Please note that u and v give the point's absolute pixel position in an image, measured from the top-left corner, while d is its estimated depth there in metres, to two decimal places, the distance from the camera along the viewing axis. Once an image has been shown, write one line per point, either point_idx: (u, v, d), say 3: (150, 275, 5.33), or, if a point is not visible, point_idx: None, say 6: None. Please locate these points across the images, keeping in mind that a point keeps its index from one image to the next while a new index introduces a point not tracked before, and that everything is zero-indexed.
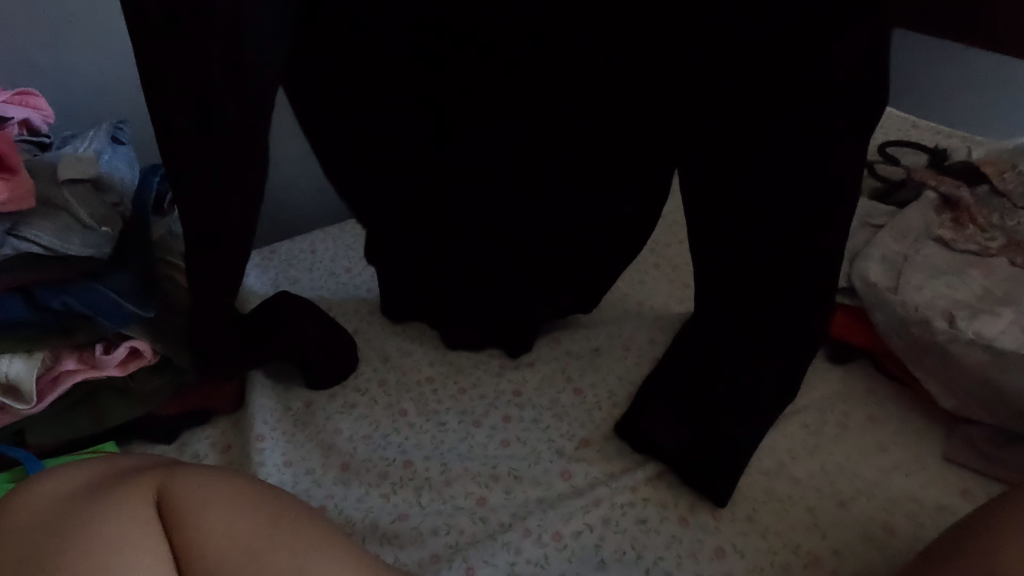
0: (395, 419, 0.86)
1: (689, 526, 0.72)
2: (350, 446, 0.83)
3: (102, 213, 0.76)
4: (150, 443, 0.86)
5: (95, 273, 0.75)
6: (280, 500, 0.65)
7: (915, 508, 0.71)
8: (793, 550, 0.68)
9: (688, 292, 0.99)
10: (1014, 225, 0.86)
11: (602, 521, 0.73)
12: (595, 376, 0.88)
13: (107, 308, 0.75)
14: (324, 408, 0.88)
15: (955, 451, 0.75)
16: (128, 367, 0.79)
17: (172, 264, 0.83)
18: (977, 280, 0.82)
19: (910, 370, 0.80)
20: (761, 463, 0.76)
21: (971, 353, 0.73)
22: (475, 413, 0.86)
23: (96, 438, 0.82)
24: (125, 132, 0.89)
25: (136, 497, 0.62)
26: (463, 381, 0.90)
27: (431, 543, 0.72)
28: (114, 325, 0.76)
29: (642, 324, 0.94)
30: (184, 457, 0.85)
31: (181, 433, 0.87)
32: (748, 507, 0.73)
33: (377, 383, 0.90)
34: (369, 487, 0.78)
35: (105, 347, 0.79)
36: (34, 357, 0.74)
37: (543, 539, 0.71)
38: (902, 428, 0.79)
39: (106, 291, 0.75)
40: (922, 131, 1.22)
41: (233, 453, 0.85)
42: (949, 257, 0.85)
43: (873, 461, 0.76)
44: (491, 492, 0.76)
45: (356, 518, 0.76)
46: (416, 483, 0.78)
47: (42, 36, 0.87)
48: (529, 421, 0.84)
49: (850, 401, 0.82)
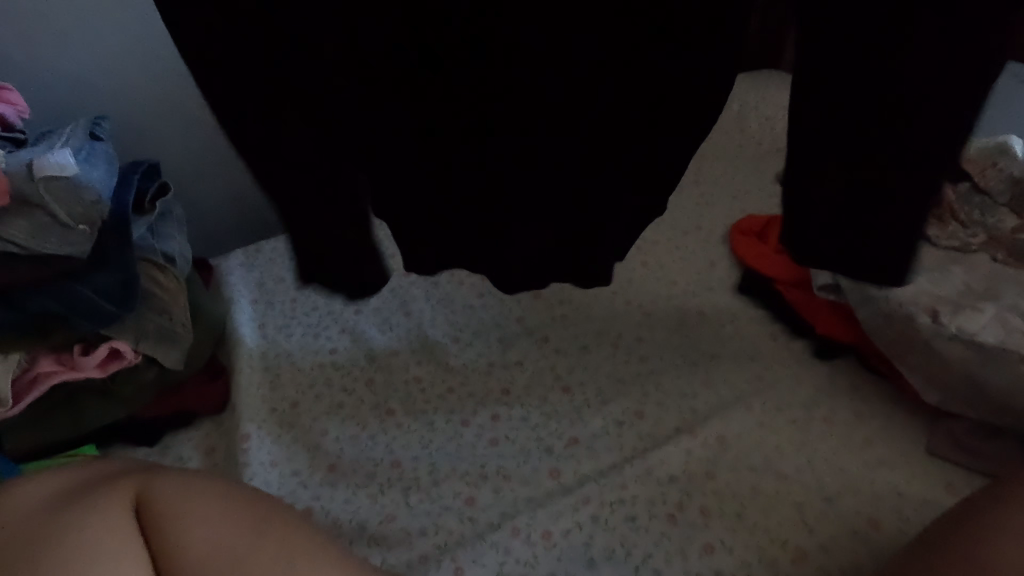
0: (383, 420, 0.85)
1: (678, 523, 0.72)
2: (337, 447, 0.82)
3: (82, 212, 0.73)
4: (130, 447, 0.84)
5: (73, 274, 0.73)
6: (263, 501, 0.64)
7: (900, 502, 0.72)
8: (781, 545, 0.69)
9: (675, 288, 0.98)
10: (995, 222, 0.87)
11: (591, 519, 0.72)
12: (583, 374, 0.88)
13: (86, 308, 0.74)
14: (310, 409, 0.87)
15: (938, 444, 0.76)
16: (108, 368, 0.78)
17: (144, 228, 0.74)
18: (959, 275, 0.83)
19: (895, 367, 0.80)
20: (750, 459, 0.76)
21: (954, 349, 0.74)
22: (463, 412, 0.85)
23: (77, 441, 0.80)
24: (103, 128, 0.88)
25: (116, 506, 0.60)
26: (451, 381, 0.89)
27: (419, 544, 0.72)
28: (95, 327, 0.75)
29: (631, 323, 0.94)
30: (167, 460, 0.83)
31: (163, 435, 0.85)
32: (737, 503, 0.73)
33: (363, 382, 0.89)
34: (357, 488, 0.77)
35: (83, 349, 0.77)
36: (9, 359, 0.73)
37: (532, 538, 0.71)
38: (887, 421, 0.79)
39: (88, 293, 0.74)
40: None
41: (217, 455, 0.84)
42: (934, 255, 0.88)
43: (860, 456, 0.76)
44: (479, 492, 0.76)
45: (343, 520, 0.75)
46: (404, 484, 0.77)
47: (16, 30, 0.85)
48: (518, 419, 0.83)
49: (837, 396, 0.82)
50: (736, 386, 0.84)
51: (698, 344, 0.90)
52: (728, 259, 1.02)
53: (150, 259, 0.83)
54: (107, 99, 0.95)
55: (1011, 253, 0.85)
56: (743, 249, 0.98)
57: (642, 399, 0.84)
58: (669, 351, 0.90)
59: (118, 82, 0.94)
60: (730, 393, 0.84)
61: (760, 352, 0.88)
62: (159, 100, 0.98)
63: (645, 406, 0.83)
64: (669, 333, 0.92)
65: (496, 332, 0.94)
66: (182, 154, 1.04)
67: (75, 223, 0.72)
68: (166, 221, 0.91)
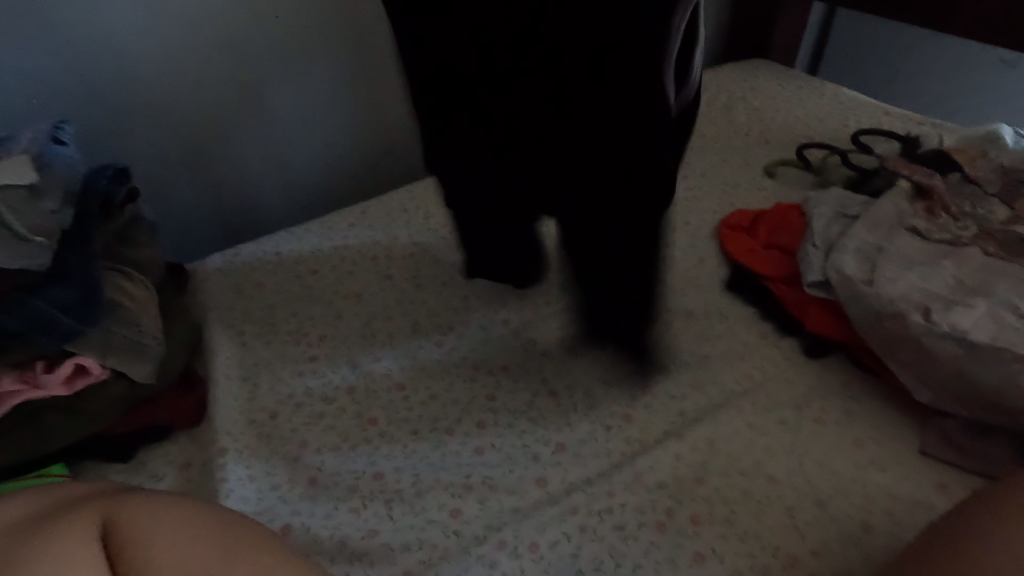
0: (365, 429, 0.83)
1: (668, 531, 0.70)
2: (317, 459, 0.80)
3: (37, 223, 0.72)
4: (103, 464, 0.81)
5: (33, 288, 0.70)
6: (236, 527, 0.62)
7: (893, 504, 0.70)
8: (773, 552, 0.67)
9: (662, 285, 0.97)
10: (985, 213, 0.89)
11: (579, 529, 0.70)
12: (570, 377, 0.86)
13: (46, 325, 0.70)
14: (289, 419, 0.84)
15: (931, 444, 0.74)
16: (74, 385, 0.74)
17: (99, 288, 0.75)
18: (950, 270, 0.82)
19: (887, 365, 0.79)
20: (739, 463, 0.75)
21: (946, 347, 0.72)
22: (447, 421, 0.83)
23: (46, 461, 0.77)
24: (66, 132, 0.85)
25: (60, 543, 0.56)
26: (434, 386, 0.87)
27: (402, 559, 0.69)
28: (55, 344, 0.71)
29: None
30: (140, 478, 0.80)
31: (137, 451, 0.82)
32: (727, 509, 0.71)
33: (345, 390, 0.87)
34: (338, 503, 0.75)
35: (47, 366, 0.74)
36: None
37: (519, 551, 0.69)
38: (882, 421, 0.78)
39: (47, 308, 0.70)
40: (893, 118, 1.29)
41: (192, 471, 0.80)
42: (923, 247, 0.86)
43: (853, 458, 0.74)
44: (464, 504, 0.74)
45: (324, 536, 0.72)
46: (387, 496, 0.75)
47: None
48: (503, 426, 0.81)
49: (829, 396, 0.81)
50: (726, 387, 0.83)
51: (687, 342, 0.89)
52: (716, 255, 1.01)
53: (116, 268, 0.82)
54: (80, 101, 0.94)
55: (1002, 246, 0.84)
56: (730, 245, 0.99)
57: (630, 403, 0.82)
58: (658, 351, 0.88)
59: (89, 83, 0.93)
60: (719, 394, 0.82)
61: (750, 352, 0.87)
62: (139, 100, 0.98)
63: (633, 410, 0.82)
64: (657, 332, 0.90)
65: (480, 335, 0.92)
66: (163, 157, 1.04)
67: (35, 237, 0.70)
68: (134, 228, 0.87)
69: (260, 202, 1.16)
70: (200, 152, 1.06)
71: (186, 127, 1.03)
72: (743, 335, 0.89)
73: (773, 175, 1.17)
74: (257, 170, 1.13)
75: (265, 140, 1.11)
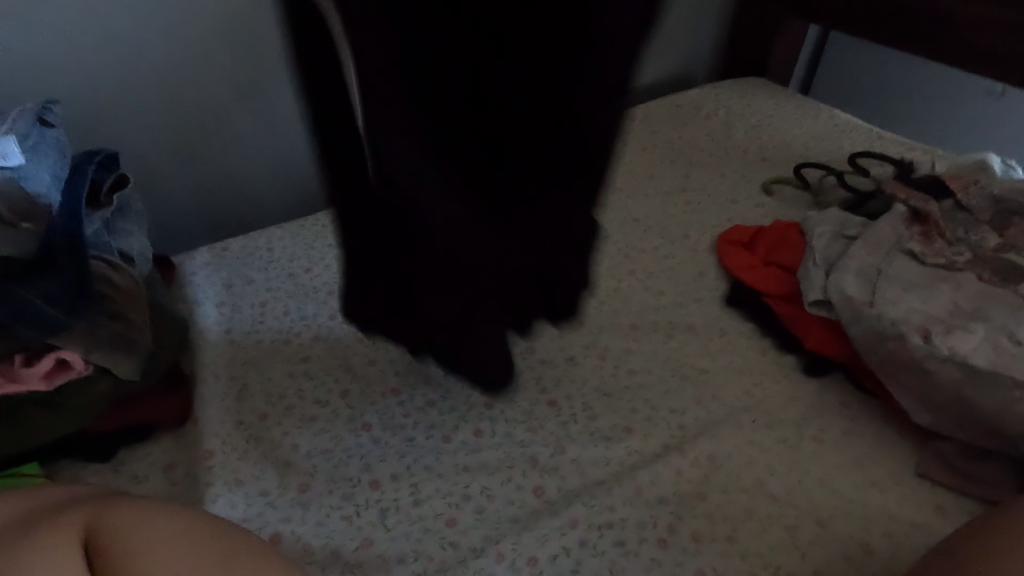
0: (358, 434, 0.81)
1: (669, 548, 0.69)
2: (309, 463, 0.78)
3: (25, 211, 0.71)
4: (79, 466, 0.77)
5: (17, 276, 0.67)
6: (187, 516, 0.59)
7: (892, 525, 0.70)
8: (774, 571, 0.67)
9: (663, 298, 0.97)
10: (977, 240, 0.91)
11: (579, 544, 0.69)
12: (570, 387, 0.85)
13: (25, 314, 0.66)
14: (280, 423, 0.82)
15: (927, 466, 0.74)
16: (55, 379, 0.71)
17: (105, 278, 0.75)
18: (947, 294, 0.83)
19: (886, 387, 0.80)
20: (740, 480, 0.75)
21: (946, 370, 0.73)
22: (444, 428, 0.81)
23: (18, 459, 0.73)
24: (53, 114, 0.81)
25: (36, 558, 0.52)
26: (432, 394, 0.85)
27: (397, 571, 0.67)
28: (36, 336, 0.68)
29: (614, 330, 0.92)
30: (120, 479, 0.76)
31: (118, 452, 0.78)
32: (729, 526, 0.70)
33: (338, 394, 0.86)
34: (331, 510, 0.73)
35: (26, 359, 0.70)
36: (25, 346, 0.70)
37: (517, 564, 0.68)
38: (878, 440, 0.78)
39: (28, 296, 0.67)
40: (887, 142, 1.32)
41: (177, 473, 0.77)
42: (921, 271, 0.87)
43: (851, 477, 0.75)
44: (461, 513, 0.72)
45: (316, 545, 0.70)
46: (383, 504, 0.73)
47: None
48: (502, 435, 0.80)
49: (827, 414, 0.81)
50: (727, 402, 0.83)
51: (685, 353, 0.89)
52: (715, 269, 1.02)
53: (105, 257, 0.77)
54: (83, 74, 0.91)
55: (995, 273, 0.86)
56: (730, 261, 0.99)
57: (630, 415, 0.82)
58: (657, 363, 0.88)
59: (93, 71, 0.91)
60: (720, 409, 0.82)
61: (750, 367, 0.87)
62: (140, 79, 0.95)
63: (633, 422, 0.81)
64: (657, 344, 0.90)
65: None
66: (159, 130, 1.00)
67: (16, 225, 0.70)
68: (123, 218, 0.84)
69: (254, 190, 1.13)
70: (198, 129, 1.03)
71: (192, 103, 1.00)
72: (741, 349, 0.90)
73: (770, 193, 1.19)
74: (251, 161, 1.10)
75: (266, 128, 1.08)
